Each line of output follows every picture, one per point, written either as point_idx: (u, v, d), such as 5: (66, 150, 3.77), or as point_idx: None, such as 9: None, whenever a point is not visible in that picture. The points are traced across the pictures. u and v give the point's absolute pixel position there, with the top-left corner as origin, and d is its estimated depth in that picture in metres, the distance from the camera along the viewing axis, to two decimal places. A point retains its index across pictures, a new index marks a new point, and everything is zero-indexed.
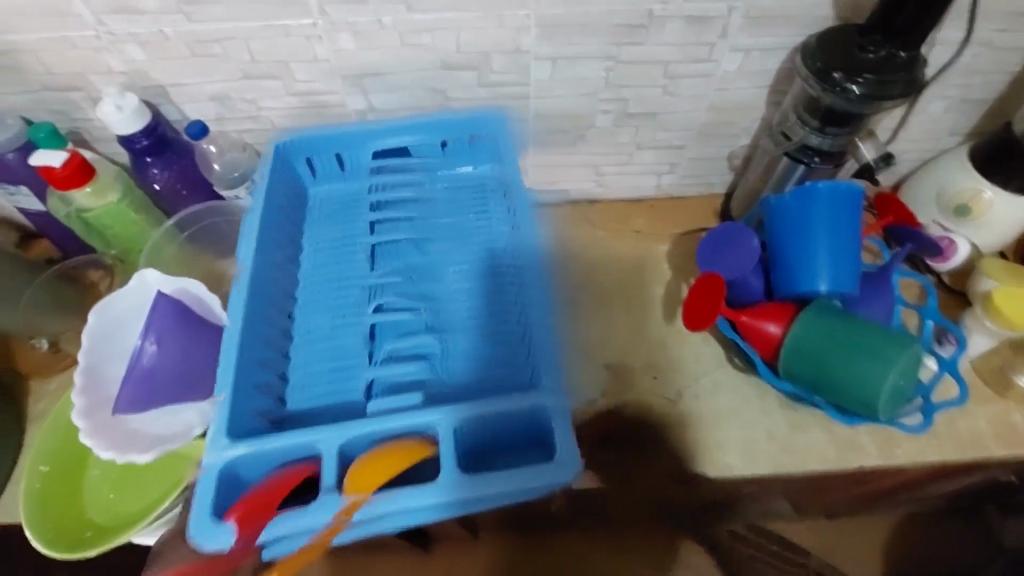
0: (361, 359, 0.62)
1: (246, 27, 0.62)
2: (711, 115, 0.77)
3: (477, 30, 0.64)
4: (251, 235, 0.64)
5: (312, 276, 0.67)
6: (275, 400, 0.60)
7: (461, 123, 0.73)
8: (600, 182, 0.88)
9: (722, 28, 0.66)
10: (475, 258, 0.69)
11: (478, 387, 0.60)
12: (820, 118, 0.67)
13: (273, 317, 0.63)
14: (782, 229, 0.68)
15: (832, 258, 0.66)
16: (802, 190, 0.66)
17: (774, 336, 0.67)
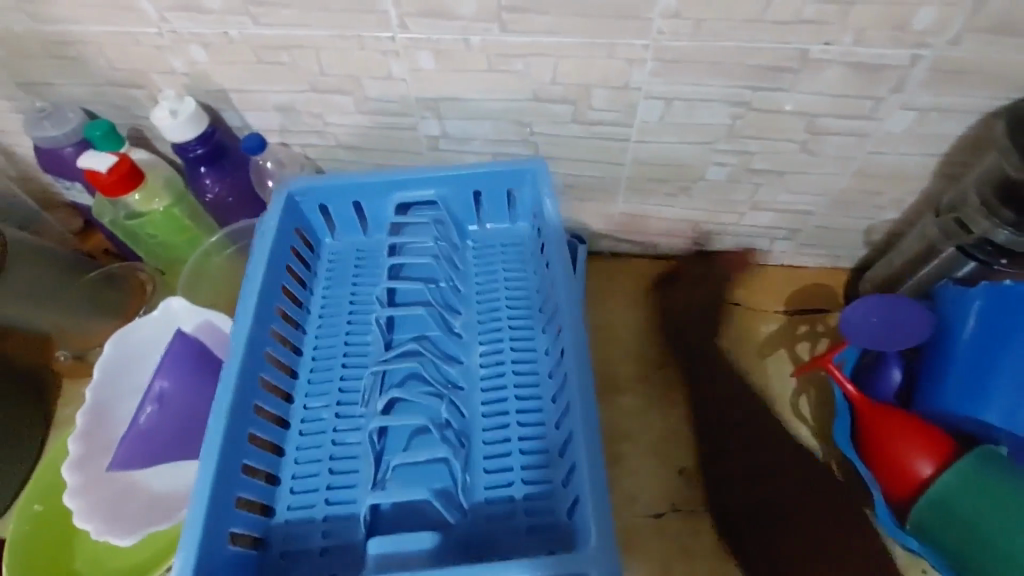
0: (364, 466, 0.50)
1: (317, 36, 0.54)
2: (856, 182, 0.62)
3: (582, 60, 0.53)
4: (246, 300, 0.52)
5: (317, 350, 0.56)
6: (261, 508, 0.49)
7: (498, 173, 0.58)
8: (698, 241, 0.74)
9: (896, 80, 0.51)
10: (509, 342, 0.55)
11: (504, 514, 0.47)
12: (1020, 211, 0.52)
13: (268, 403, 0.51)
14: (964, 332, 0.51)
15: (1015, 388, 0.49)
16: (1004, 289, 0.50)
17: (919, 477, 0.50)
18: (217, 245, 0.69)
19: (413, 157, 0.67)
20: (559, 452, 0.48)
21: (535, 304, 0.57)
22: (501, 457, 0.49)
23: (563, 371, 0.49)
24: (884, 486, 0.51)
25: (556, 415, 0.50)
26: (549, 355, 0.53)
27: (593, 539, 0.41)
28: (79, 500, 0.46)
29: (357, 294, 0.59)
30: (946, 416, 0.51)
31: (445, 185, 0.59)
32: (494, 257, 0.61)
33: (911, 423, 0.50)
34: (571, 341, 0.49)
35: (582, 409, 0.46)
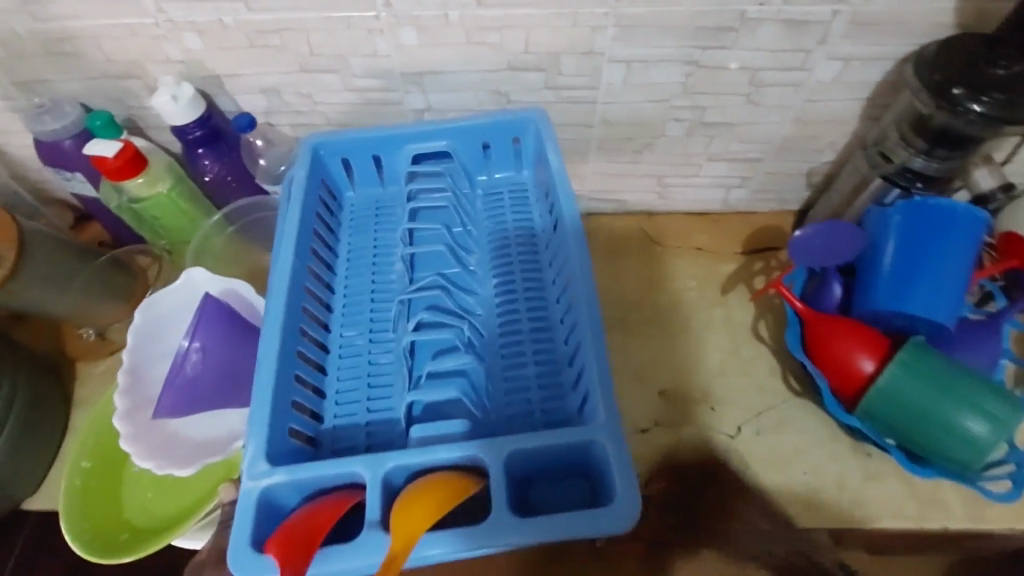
0: (398, 379, 0.59)
1: (306, 19, 0.59)
2: (795, 129, 0.70)
3: (550, 29, 0.59)
4: (289, 237, 0.61)
5: (348, 287, 0.66)
6: (312, 415, 0.58)
7: (501, 126, 0.67)
8: (662, 194, 0.81)
9: (821, 34, 0.59)
10: (519, 272, 0.65)
11: (522, 412, 0.57)
12: (930, 140, 0.60)
13: (311, 329, 0.61)
14: (893, 246, 0.59)
15: (933, 288, 0.57)
16: (918, 205, 0.59)
17: (864, 374, 0.58)
18: (218, 226, 0.74)
19: None
20: (568, 360, 0.58)
21: (540, 239, 0.67)
22: (517, 366, 0.59)
23: (568, 293, 0.59)
24: (834, 383, 0.60)
25: (564, 332, 0.60)
26: (555, 282, 0.63)
27: (600, 417, 0.51)
28: (136, 446, 0.52)
29: (380, 239, 0.69)
30: (875, 315, 0.60)
31: (454, 139, 0.68)
32: (502, 202, 0.71)
33: (854, 327, 0.59)
34: (575, 264, 0.59)
35: (588, 323, 0.55)
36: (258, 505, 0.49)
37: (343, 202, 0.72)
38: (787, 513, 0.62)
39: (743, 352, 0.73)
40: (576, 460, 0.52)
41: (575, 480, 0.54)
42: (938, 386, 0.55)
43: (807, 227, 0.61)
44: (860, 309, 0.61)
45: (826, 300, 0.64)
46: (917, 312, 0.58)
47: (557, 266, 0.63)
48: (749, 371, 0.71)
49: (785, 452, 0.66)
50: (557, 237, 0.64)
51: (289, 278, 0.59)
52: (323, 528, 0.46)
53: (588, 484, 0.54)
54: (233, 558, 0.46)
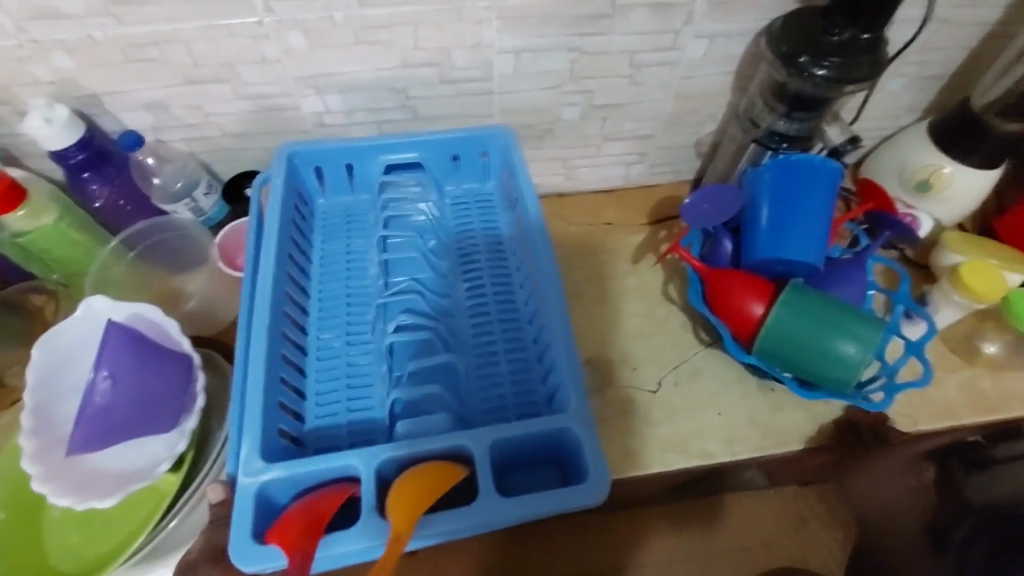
0: (378, 380, 0.64)
1: (186, 29, 0.58)
2: (678, 104, 0.76)
3: (437, 25, 0.61)
4: (272, 241, 0.64)
5: (323, 293, 0.69)
6: (295, 416, 0.62)
7: (473, 142, 0.73)
8: (569, 175, 0.86)
9: (685, 15, 0.65)
10: (488, 278, 0.70)
11: (495, 406, 0.63)
12: (788, 104, 0.68)
13: (291, 332, 0.64)
14: (764, 202, 0.66)
15: (803, 233, 0.65)
16: (782, 162, 0.66)
17: (755, 317, 0.64)
18: (115, 253, 0.70)
19: (301, 136, 0.72)
20: (537, 358, 0.65)
21: (507, 247, 0.73)
22: (489, 364, 0.65)
23: (538, 298, 0.65)
24: (730, 327, 0.66)
25: (532, 333, 0.66)
26: (523, 287, 0.69)
27: (573, 407, 0.57)
28: (49, 485, 0.50)
29: (352, 246, 0.73)
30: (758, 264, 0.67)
31: (425, 152, 0.73)
32: (471, 211, 0.76)
33: (740, 276, 0.65)
34: (546, 269, 0.65)
35: (559, 328, 0.61)
36: (255, 500, 0.53)
37: (313, 208, 0.75)
38: (709, 451, 0.68)
39: (656, 314, 0.78)
40: (546, 447, 0.58)
41: (545, 468, 0.60)
42: (819, 318, 0.62)
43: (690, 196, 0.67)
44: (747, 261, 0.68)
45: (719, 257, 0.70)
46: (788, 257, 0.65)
47: (526, 271, 0.69)
48: (663, 330, 0.77)
49: (700, 399, 0.72)
50: (525, 247, 0.70)
51: (273, 283, 0.62)
52: (324, 515, 0.51)
53: (554, 468, 0.60)
54: (234, 547, 0.50)
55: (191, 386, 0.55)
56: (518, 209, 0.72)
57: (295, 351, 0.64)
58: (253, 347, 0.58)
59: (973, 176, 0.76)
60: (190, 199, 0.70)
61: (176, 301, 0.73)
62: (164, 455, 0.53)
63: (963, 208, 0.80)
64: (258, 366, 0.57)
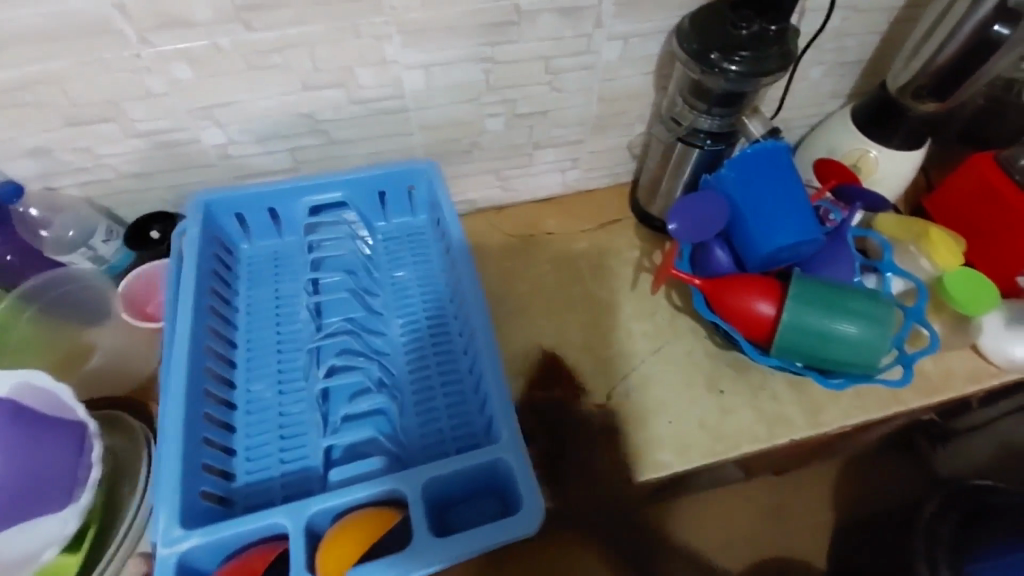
0: (311, 427, 0.60)
1: (57, 67, 0.53)
2: (603, 108, 0.75)
3: (334, 45, 0.58)
4: (187, 291, 0.60)
5: (252, 341, 0.65)
6: (222, 474, 0.57)
7: (397, 174, 0.70)
8: (503, 187, 0.83)
9: (595, 18, 0.63)
10: (423, 312, 0.67)
11: (435, 442, 0.59)
12: (708, 101, 0.66)
13: (214, 387, 0.60)
14: (741, 203, 0.64)
15: (793, 218, 0.63)
16: (741, 159, 0.65)
17: (767, 318, 0.63)
18: (14, 308, 0.65)
19: (206, 170, 0.67)
20: (474, 389, 0.61)
21: (441, 278, 0.70)
22: (427, 399, 0.62)
23: (471, 324, 0.62)
24: (745, 332, 0.65)
25: (468, 362, 0.63)
26: (457, 317, 0.66)
27: (503, 435, 0.54)
28: None
29: (281, 290, 0.69)
30: (768, 259, 0.64)
31: (350, 190, 0.70)
32: (404, 246, 0.73)
33: (738, 279, 0.64)
34: (475, 299, 0.62)
35: (489, 357, 0.58)
36: (175, 571, 0.49)
37: (238, 255, 0.71)
38: (659, 462, 0.66)
39: (601, 323, 0.76)
40: (484, 479, 0.55)
41: (487, 498, 0.57)
42: (832, 305, 0.61)
43: (670, 218, 0.65)
44: (747, 264, 0.66)
45: (712, 266, 0.68)
46: (786, 245, 0.63)
47: (459, 301, 0.66)
48: (608, 339, 0.75)
49: (649, 408, 0.70)
50: (456, 276, 0.67)
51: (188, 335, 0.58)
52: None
53: (497, 498, 0.56)
54: None
55: (85, 456, 0.52)
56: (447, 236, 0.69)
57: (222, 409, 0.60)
58: (166, 407, 0.54)
59: (898, 159, 0.77)
60: (87, 247, 0.65)
61: (81, 358, 0.68)
62: (59, 536, 0.50)
63: (894, 189, 0.80)
64: (173, 427, 0.53)
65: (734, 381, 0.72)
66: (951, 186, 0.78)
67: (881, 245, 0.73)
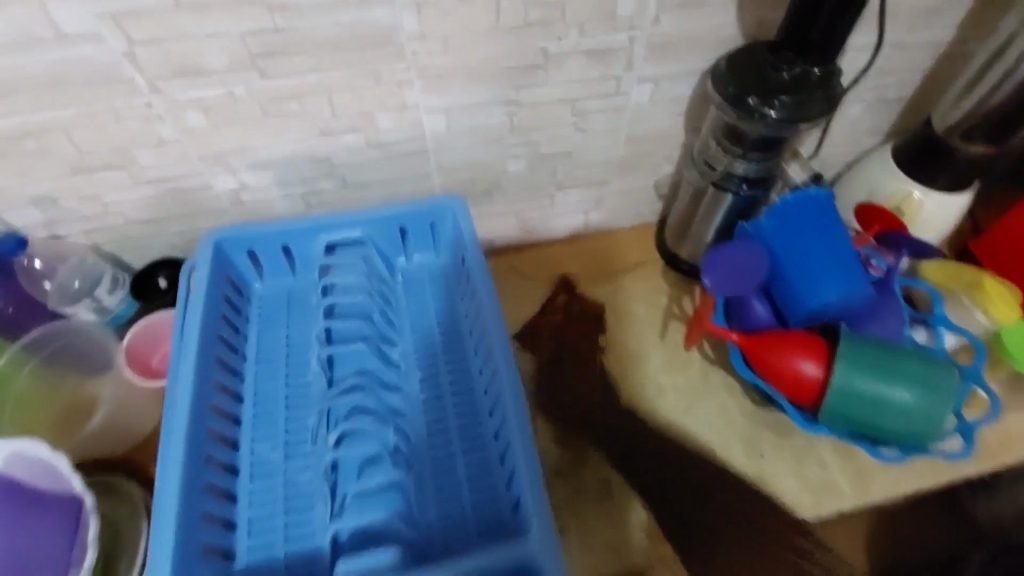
0: (320, 499, 0.56)
1: (64, 117, 0.51)
2: (630, 149, 0.71)
3: (353, 91, 0.55)
4: (189, 350, 0.56)
5: (259, 396, 0.61)
6: (223, 555, 0.53)
7: (422, 212, 0.66)
8: (524, 228, 0.80)
9: (626, 60, 0.60)
10: (444, 369, 0.63)
11: (455, 524, 0.55)
12: (744, 145, 0.62)
13: (217, 452, 0.56)
14: (781, 257, 0.60)
15: (841, 273, 0.59)
16: (781, 207, 0.60)
17: (815, 380, 0.59)
18: (14, 361, 0.62)
19: (219, 216, 0.65)
20: (499, 459, 0.57)
21: (464, 327, 0.66)
22: (446, 470, 0.58)
23: (496, 387, 0.57)
24: (790, 396, 0.60)
25: (493, 428, 0.58)
26: (481, 372, 0.62)
27: (534, 529, 0.49)
28: None
29: (293, 336, 0.65)
30: (813, 315, 0.60)
31: (371, 229, 0.66)
32: (425, 290, 0.69)
33: (780, 336, 0.60)
34: (501, 361, 0.57)
35: (518, 429, 0.53)
36: None
37: (249, 295, 0.67)
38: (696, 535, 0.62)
39: (629, 375, 0.72)
40: None
41: None
42: (888, 372, 0.57)
43: (705, 271, 0.60)
44: (789, 319, 0.62)
45: (751, 319, 0.63)
46: (833, 302, 0.59)
47: (484, 358, 0.61)
48: (639, 394, 0.70)
49: (683, 473, 0.66)
50: (482, 328, 0.62)
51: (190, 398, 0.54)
52: None
53: None
54: None
55: (82, 533, 0.49)
56: (472, 285, 0.64)
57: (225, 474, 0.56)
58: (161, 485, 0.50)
59: (944, 203, 0.72)
60: (91, 297, 0.64)
61: (82, 414, 0.63)
62: None
63: (939, 234, 0.76)
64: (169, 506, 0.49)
65: (774, 443, 0.67)
66: (999, 230, 0.74)
67: (930, 296, 0.68)
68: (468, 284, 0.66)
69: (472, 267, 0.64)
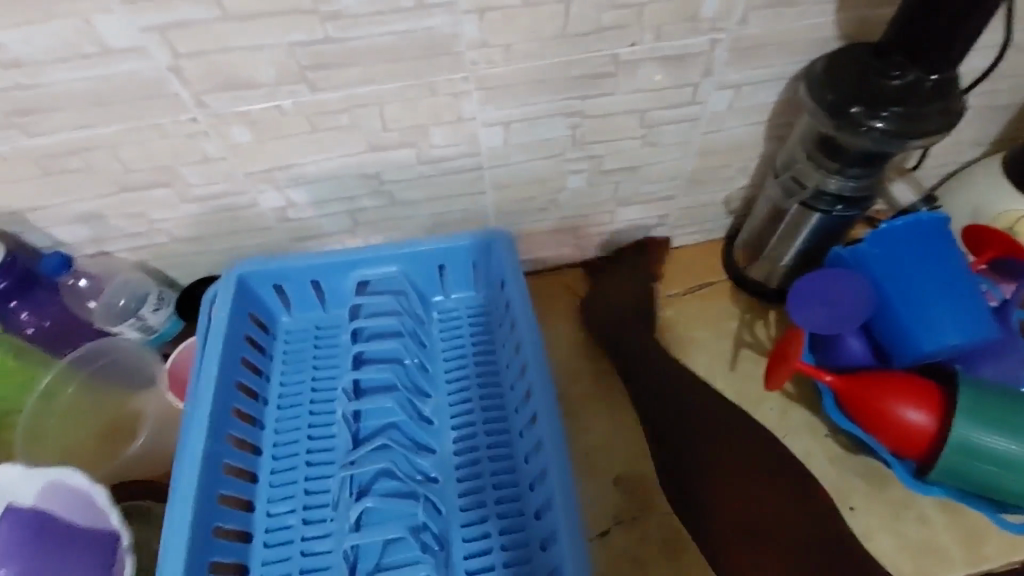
0: (340, 574, 0.52)
1: (108, 134, 0.49)
2: (701, 163, 0.65)
3: (407, 103, 0.51)
4: (204, 406, 0.53)
5: (279, 450, 0.57)
6: None
7: (466, 246, 0.62)
8: (579, 246, 0.74)
9: (704, 66, 0.54)
10: (481, 426, 0.58)
11: None
12: (840, 161, 0.55)
13: (228, 521, 0.52)
14: (887, 286, 0.53)
15: (955, 310, 0.52)
16: (885, 231, 0.54)
17: (924, 428, 0.51)
18: (63, 375, 0.61)
19: (263, 234, 0.62)
20: (540, 543, 0.51)
21: (504, 377, 0.60)
22: (479, 549, 0.53)
23: (541, 459, 0.52)
24: (892, 448, 0.52)
25: (535, 503, 0.53)
26: (522, 436, 0.56)
27: None
28: None
29: (318, 379, 0.61)
30: (923, 358, 0.53)
31: (409, 266, 0.62)
32: (462, 333, 0.64)
33: (883, 377, 0.52)
34: (548, 432, 0.51)
35: (566, 515, 0.48)
36: None
37: (276, 331, 0.64)
38: None
39: None
40: None
41: None
42: (1012, 424, 0.49)
43: (793, 296, 0.54)
44: (891, 359, 0.55)
45: (843, 356, 0.56)
46: (945, 342, 0.52)
47: (526, 422, 0.56)
48: None
49: None
50: (526, 388, 0.56)
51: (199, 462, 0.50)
52: None
53: None
54: None
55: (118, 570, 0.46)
56: (515, 337, 0.59)
57: (233, 545, 0.52)
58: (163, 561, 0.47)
59: None
60: (136, 317, 0.61)
61: (127, 433, 0.62)
62: None
63: None
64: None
65: (866, 495, 0.59)
66: None
67: None
68: (510, 332, 0.61)
69: (518, 314, 0.58)
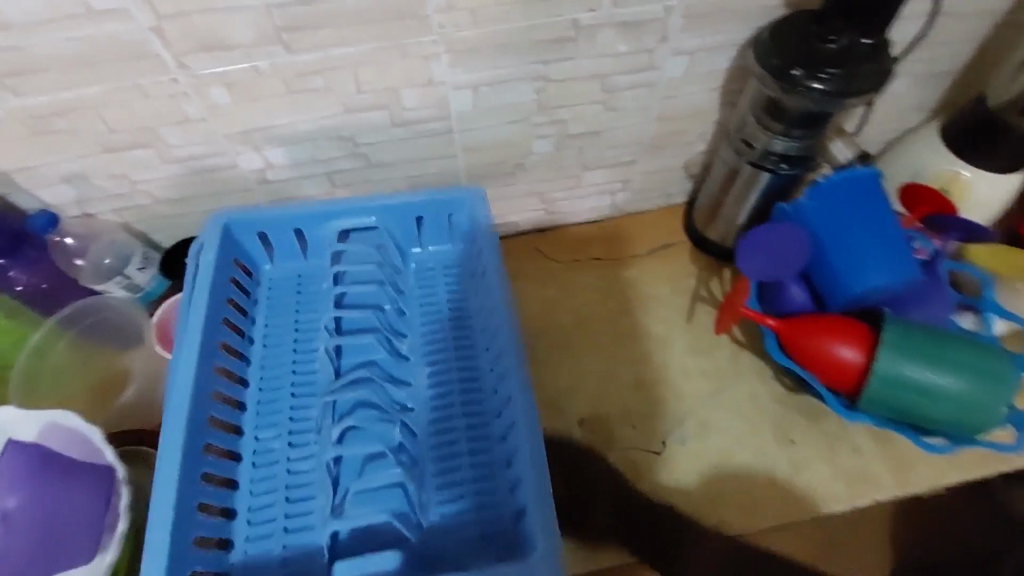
0: (321, 491, 0.56)
1: (92, 95, 0.51)
2: (661, 127, 0.69)
3: (379, 65, 0.54)
4: (195, 341, 0.56)
5: (265, 384, 0.61)
6: (218, 545, 0.54)
7: (438, 199, 0.65)
8: (548, 209, 0.78)
9: (660, 32, 0.57)
10: (455, 362, 0.62)
11: (457, 525, 0.55)
12: (785, 121, 0.60)
13: (216, 439, 0.56)
14: (824, 238, 0.58)
15: (884, 257, 0.57)
16: (824, 186, 0.58)
17: (854, 365, 0.56)
18: (54, 332, 0.64)
19: (243, 196, 0.65)
20: (504, 463, 0.56)
21: (475, 319, 0.65)
22: (451, 470, 0.57)
23: (507, 385, 0.56)
24: (826, 381, 0.58)
25: (501, 427, 0.57)
26: (490, 370, 0.61)
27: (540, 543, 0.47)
28: None
29: (302, 321, 0.64)
30: (853, 301, 0.58)
31: (387, 216, 0.65)
32: (437, 280, 0.68)
33: (818, 319, 0.58)
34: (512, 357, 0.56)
35: (524, 432, 0.52)
36: None
37: (260, 276, 0.67)
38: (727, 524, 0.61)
39: (655, 360, 0.70)
40: None
41: None
42: (935, 357, 0.55)
43: (739, 245, 0.59)
44: (828, 304, 0.60)
45: (786, 303, 0.61)
46: (872, 288, 0.57)
47: (494, 356, 0.60)
48: (668, 380, 0.69)
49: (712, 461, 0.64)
50: (494, 324, 0.60)
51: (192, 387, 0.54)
52: None
53: None
54: None
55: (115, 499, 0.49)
56: (484, 280, 0.63)
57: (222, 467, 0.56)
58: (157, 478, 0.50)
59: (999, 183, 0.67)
60: (122, 275, 0.64)
61: (119, 385, 0.65)
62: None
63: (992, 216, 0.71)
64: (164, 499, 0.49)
65: (807, 429, 0.65)
66: None
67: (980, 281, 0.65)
68: (480, 278, 0.64)
69: (486, 259, 0.62)
